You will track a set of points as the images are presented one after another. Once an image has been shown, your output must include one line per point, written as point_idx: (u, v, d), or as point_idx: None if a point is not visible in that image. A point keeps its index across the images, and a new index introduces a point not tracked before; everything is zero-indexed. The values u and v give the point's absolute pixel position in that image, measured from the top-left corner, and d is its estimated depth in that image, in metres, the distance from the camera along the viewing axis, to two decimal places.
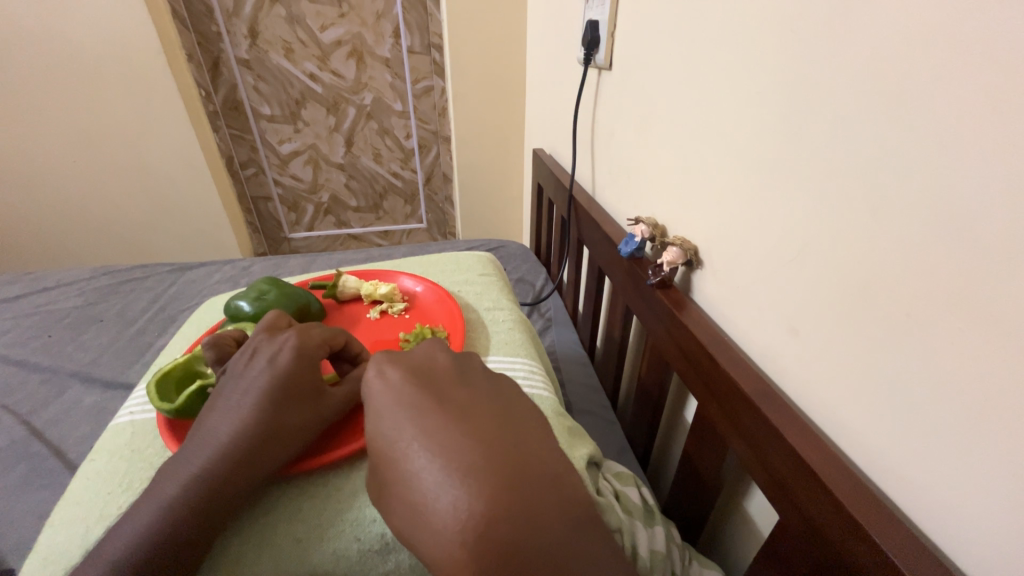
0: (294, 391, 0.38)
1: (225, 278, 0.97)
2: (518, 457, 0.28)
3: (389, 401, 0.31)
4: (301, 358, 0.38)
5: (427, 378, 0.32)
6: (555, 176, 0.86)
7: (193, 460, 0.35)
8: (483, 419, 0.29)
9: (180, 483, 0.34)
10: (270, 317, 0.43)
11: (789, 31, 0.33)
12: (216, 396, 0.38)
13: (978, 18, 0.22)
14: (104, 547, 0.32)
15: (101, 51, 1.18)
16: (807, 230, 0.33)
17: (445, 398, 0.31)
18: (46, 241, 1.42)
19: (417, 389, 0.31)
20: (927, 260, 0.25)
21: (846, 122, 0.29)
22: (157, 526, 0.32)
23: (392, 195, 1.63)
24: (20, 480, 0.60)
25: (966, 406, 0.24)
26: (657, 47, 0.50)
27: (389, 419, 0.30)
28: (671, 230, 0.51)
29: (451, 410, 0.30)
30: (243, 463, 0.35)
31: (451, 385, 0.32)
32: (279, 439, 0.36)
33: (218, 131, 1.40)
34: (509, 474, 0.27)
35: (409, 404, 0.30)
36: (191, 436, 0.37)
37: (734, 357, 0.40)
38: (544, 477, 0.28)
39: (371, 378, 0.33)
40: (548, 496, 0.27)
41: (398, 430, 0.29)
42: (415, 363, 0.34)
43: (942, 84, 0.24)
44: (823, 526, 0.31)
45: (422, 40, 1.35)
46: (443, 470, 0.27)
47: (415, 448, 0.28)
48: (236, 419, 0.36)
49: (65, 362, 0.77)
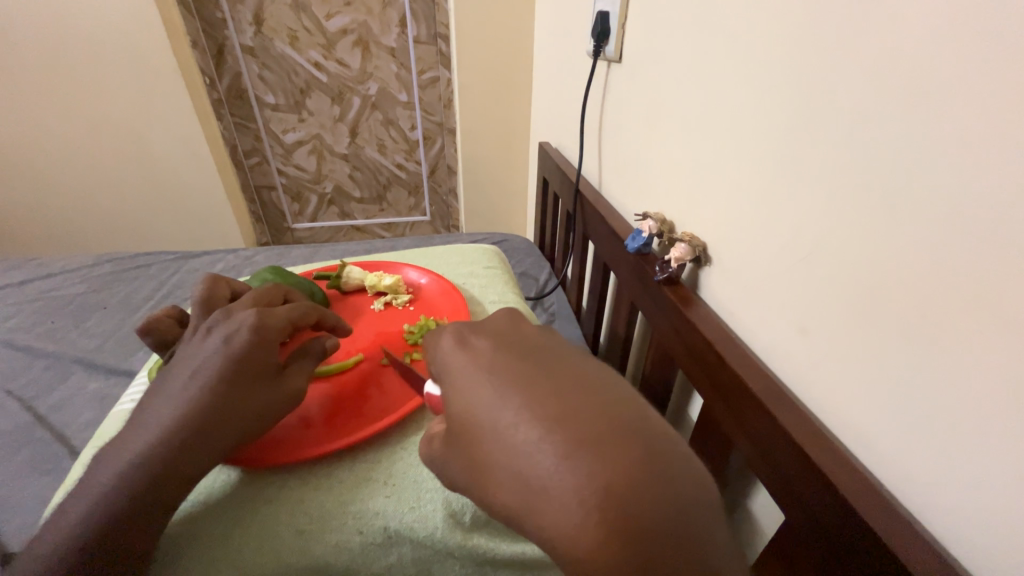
0: (246, 372, 0.37)
1: (229, 268, 0.97)
2: (640, 422, 0.22)
3: (478, 369, 0.26)
4: (255, 339, 0.38)
5: (515, 345, 0.28)
6: (561, 171, 0.85)
7: (134, 443, 0.33)
8: (589, 380, 0.24)
9: (119, 467, 0.33)
10: (205, 285, 0.45)
11: (802, 28, 0.32)
12: (163, 376, 0.37)
13: (998, 13, 0.21)
14: (48, 533, 0.31)
15: (105, 37, 1.17)
16: (818, 229, 0.32)
17: (540, 364, 0.25)
18: (49, 227, 1.42)
19: (509, 357, 0.26)
20: (941, 257, 0.25)
21: (860, 119, 0.28)
22: (96, 511, 0.31)
23: (396, 187, 1.62)
24: (23, 465, 0.60)
25: (979, 415, 0.24)
26: (669, 39, 0.49)
27: (479, 389, 0.25)
28: (679, 226, 0.50)
29: (550, 374, 0.24)
30: (190, 448, 0.34)
31: (544, 352, 0.27)
32: (227, 422, 0.35)
33: (222, 119, 1.39)
34: (636, 441, 0.21)
35: (501, 369, 0.26)
36: (133, 418, 0.35)
37: (741, 356, 0.39)
38: (672, 448, 0.21)
39: (455, 350, 0.29)
40: (684, 471, 0.21)
41: (490, 398, 0.25)
42: (497, 334, 0.29)
43: (961, 78, 0.23)
44: (829, 528, 0.31)
45: (428, 31, 1.33)
46: (552, 438, 0.21)
47: (513, 416, 0.23)
48: (180, 399, 0.35)
49: (68, 349, 0.77)
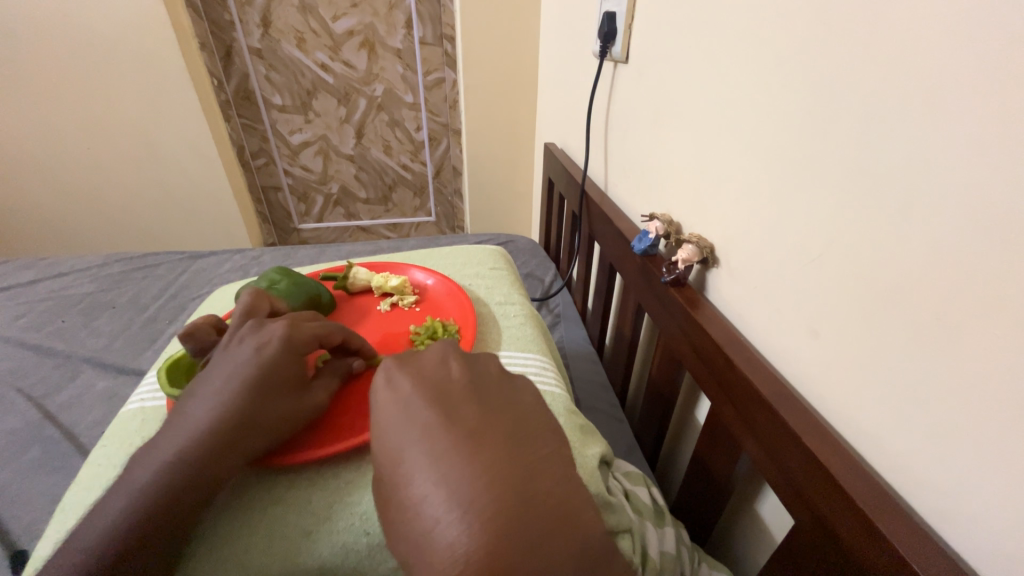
0: (277, 382, 0.37)
1: (236, 268, 0.98)
2: (527, 493, 0.24)
3: (399, 415, 0.28)
4: (286, 351, 0.38)
5: (441, 390, 0.29)
6: (567, 171, 0.85)
7: (166, 446, 0.34)
8: (493, 441, 0.26)
9: (153, 470, 0.33)
10: (247, 299, 0.43)
11: (811, 29, 0.32)
12: (194, 383, 0.37)
13: (1010, 11, 0.21)
14: (76, 536, 0.31)
15: (114, 39, 1.18)
16: (827, 233, 0.32)
17: (460, 418, 0.27)
18: (59, 227, 1.44)
19: (431, 404, 0.28)
20: (953, 258, 0.24)
21: (870, 120, 0.28)
22: (128, 514, 0.31)
23: (401, 187, 1.63)
24: (32, 463, 0.60)
25: (994, 416, 0.23)
26: (676, 41, 0.49)
27: (393, 435, 0.27)
28: (686, 227, 0.50)
29: (464, 431, 0.26)
30: (224, 451, 0.34)
31: (464, 402, 0.28)
32: (259, 429, 0.36)
33: (230, 120, 1.40)
34: (520, 511, 0.23)
35: (416, 421, 0.27)
36: (165, 423, 0.36)
37: (750, 358, 0.39)
38: (552, 516, 0.24)
39: (379, 385, 0.30)
40: (555, 538, 0.24)
41: (404, 448, 0.26)
42: (427, 373, 0.30)
43: (971, 79, 0.23)
44: (839, 532, 0.30)
45: (434, 32, 1.34)
46: (449, 491, 0.24)
47: (417, 471, 0.25)
48: (214, 406, 0.35)
49: (77, 348, 0.78)
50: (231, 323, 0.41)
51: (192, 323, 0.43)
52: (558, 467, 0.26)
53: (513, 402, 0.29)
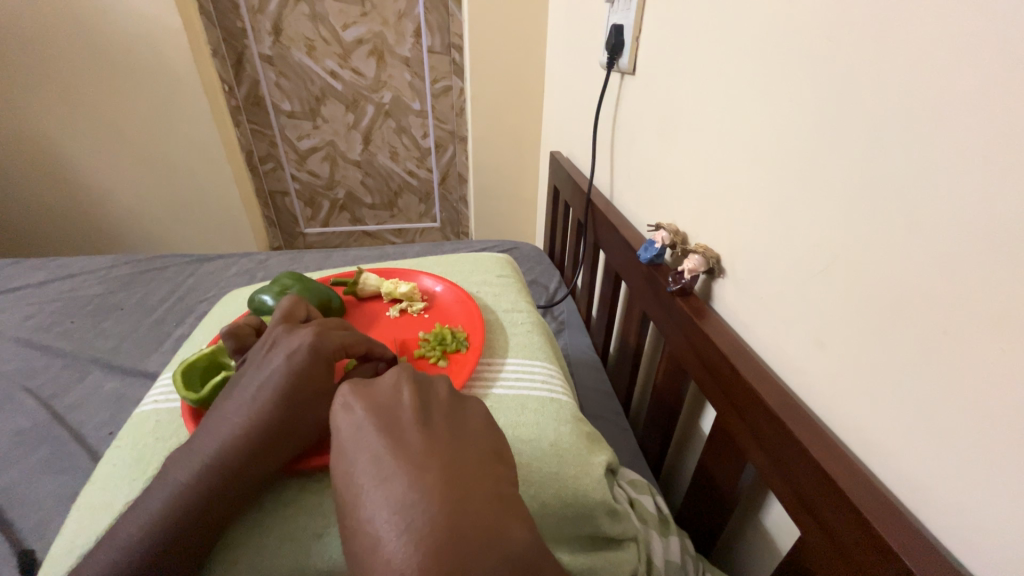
0: (307, 390, 0.37)
1: (243, 271, 0.99)
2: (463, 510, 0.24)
3: (350, 439, 0.28)
4: (317, 359, 0.37)
5: (391, 415, 0.29)
6: (572, 179, 0.86)
7: (202, 450, 0.35)
8: (433, 464, 0.26)
9: (190, 472, 0.34)
10: (286, 304, 0.44)
11: (817, 48, 0.32)
12: (232, 387, 0.38)
13: (1009, 37, 0.22)
14: (118, 531, 0.32)
15: (129, 45, 1.20)
16: (828, 250, 0.33)
17: (406, 442, 0.27)
18: (68, 229, 1.46)
19: (379, 426, 0.28)
20: (959, 275, 0.25)
21: (875, 140, 0.29)
22: (164, 515, 0.32)
23: (407, 193, 1.64)
24: (39, 463, 0.61)
25: (999, 432, 0.23)
26: (684, 52, 0.49)
27: (346, 459, 0.27)
28: (692, 237, 0.51)
29: (405, 455, 0.26)
30: (255, 456, 0.35)
31: (412, 428, 0.28)
32: (286, 436, 0.36)
33: (240, 126, 1.43)
34: (452, 528, 0.23)
35: (368, 448, 0.27)
36: (202, 424, 0.37)
37: (757, 368, 0.39)
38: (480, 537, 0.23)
39: (336, 413, 0.30)
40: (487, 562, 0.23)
41: (354, 472, 0.27)
42: (380, 397, 0.30)
43: (963, 107, 0.24)
44: (842, 543, 0.31)
45: (442, 41, 1.36)
46: (393, 515, 0.24)
47: (367, 492, 0.26)
48: (247, 413, 0.35)
49: (86, 348, 0.79)
50: (270, 325, 0.42)
51: (235, 324, 0.44)
52: (490, 490, 0.26)
53: (464, 428, 0.29)
